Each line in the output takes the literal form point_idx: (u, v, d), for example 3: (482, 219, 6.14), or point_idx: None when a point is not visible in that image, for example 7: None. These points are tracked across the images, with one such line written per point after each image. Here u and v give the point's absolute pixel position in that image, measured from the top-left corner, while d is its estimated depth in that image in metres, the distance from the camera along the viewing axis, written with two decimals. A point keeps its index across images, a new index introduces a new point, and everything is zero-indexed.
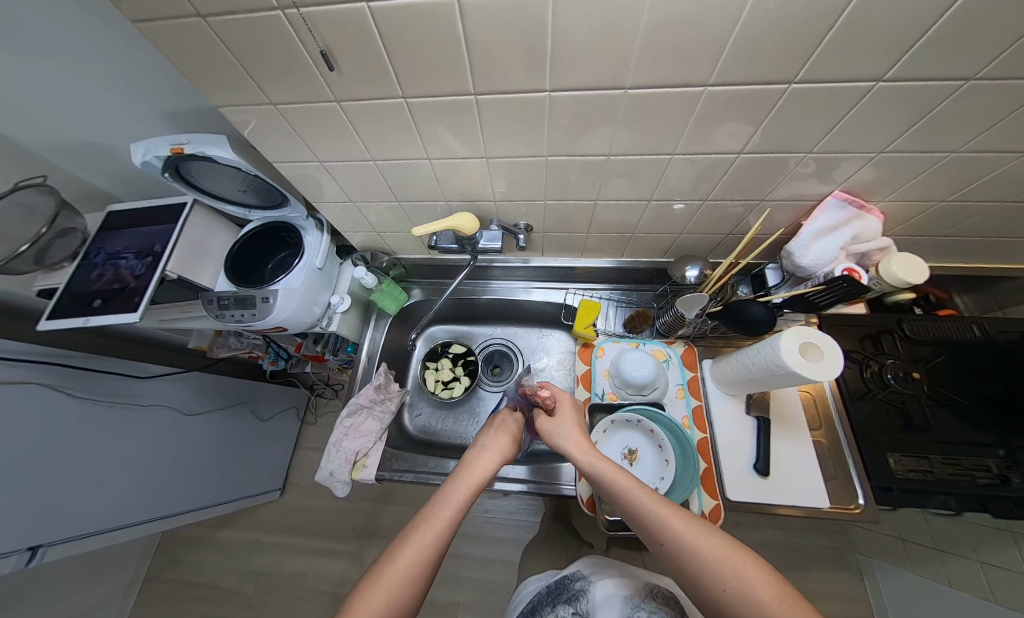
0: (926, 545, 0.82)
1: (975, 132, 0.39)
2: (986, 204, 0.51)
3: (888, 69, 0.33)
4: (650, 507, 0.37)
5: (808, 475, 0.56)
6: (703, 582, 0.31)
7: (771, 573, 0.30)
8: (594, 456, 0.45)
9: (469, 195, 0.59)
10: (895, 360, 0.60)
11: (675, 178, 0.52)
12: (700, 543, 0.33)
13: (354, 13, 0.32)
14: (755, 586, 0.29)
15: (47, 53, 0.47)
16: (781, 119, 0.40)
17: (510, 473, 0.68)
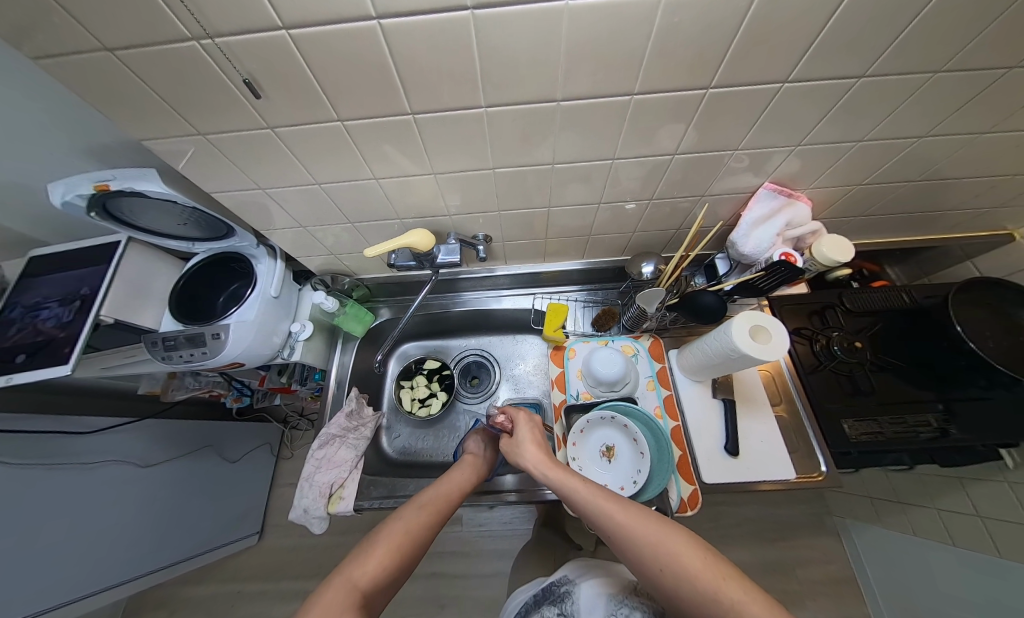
0: (890, 500, 0.88)
1: (873, 122, 0.44)
2: (896, 185, 0.57)
3: (790, 71, 0.36)
4: (597, 504, 0.42)
5: (774, 451, 0.59)
6: (646, 565, 0.36)
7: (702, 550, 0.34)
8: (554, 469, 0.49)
9: (423, 211, 0.59)
10: (839, 332, 0.65)
11: (621, 181, 0.54)
12: (640, 529, 0.37)
13: (275, 39, 0.31)
14: (686, 559, 0.34)
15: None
16: (707, 119, 0.43)
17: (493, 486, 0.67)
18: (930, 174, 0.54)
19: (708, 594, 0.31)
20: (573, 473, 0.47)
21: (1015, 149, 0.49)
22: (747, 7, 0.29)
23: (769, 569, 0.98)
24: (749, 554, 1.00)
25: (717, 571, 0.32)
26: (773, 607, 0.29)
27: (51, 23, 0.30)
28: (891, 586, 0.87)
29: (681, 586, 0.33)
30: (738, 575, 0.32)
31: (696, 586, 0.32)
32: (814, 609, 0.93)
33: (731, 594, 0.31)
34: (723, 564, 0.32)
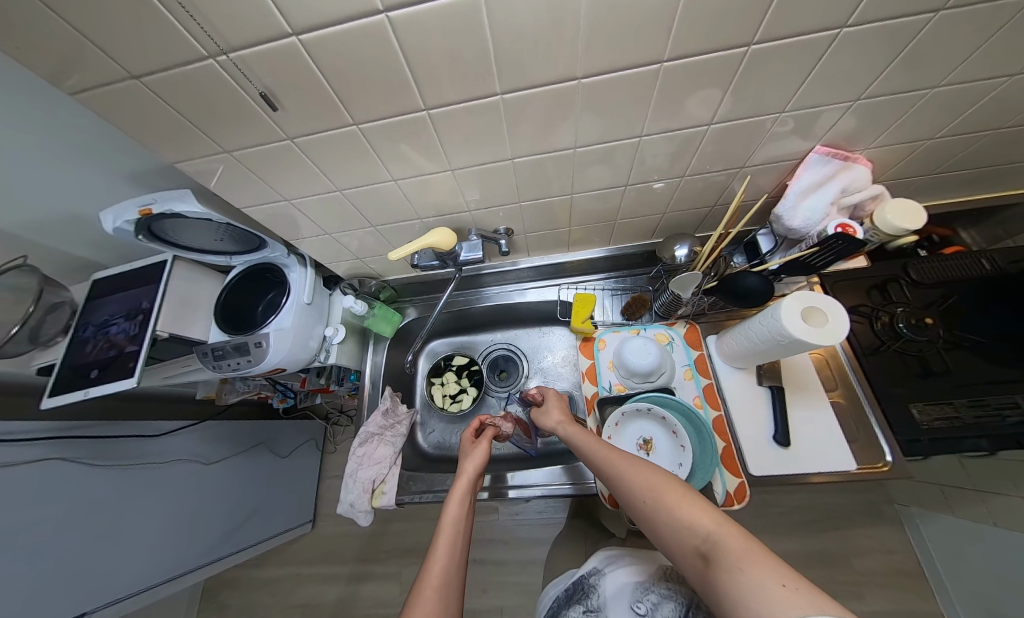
0: (965, 488, 0.80)
1: (953, 64, 0.37)
2: (978, 135, 0.49)
3: (851, 13, 0.31)
4: (600, 456, 0.44)
5: (832, 440, 0.54)
6: (636, 506, 0.37)
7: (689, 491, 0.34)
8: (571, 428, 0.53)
9: (443, 209, 0.58)
10: (904, 308, 0.58)
11: (649, 159, 0.50)
12: (629, 471, 0.38)
13: (285, 48, 0.31)
14: (667, 496, 0.34)
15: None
16: (748, 81, 0.38)
17: (529, 479, 0.68)
18: (1023, 118, 0.46)
19: (683, 523, 0.32)
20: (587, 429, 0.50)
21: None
22: None
23: (820, 559, 0.93)
24: (797, 543, 0.96)
25: (700, 508, 0.32)
26: (752, 540, 0.28)
27: (85, 58, 0.32)
28: (965, 578, 0.80)
29: (662, 520, 0.34)
30: (720, 511, 0.31)
31: (675, 519, 0.33)
32: (874, 601, 0.88)
33: (704, 523, 0.31)
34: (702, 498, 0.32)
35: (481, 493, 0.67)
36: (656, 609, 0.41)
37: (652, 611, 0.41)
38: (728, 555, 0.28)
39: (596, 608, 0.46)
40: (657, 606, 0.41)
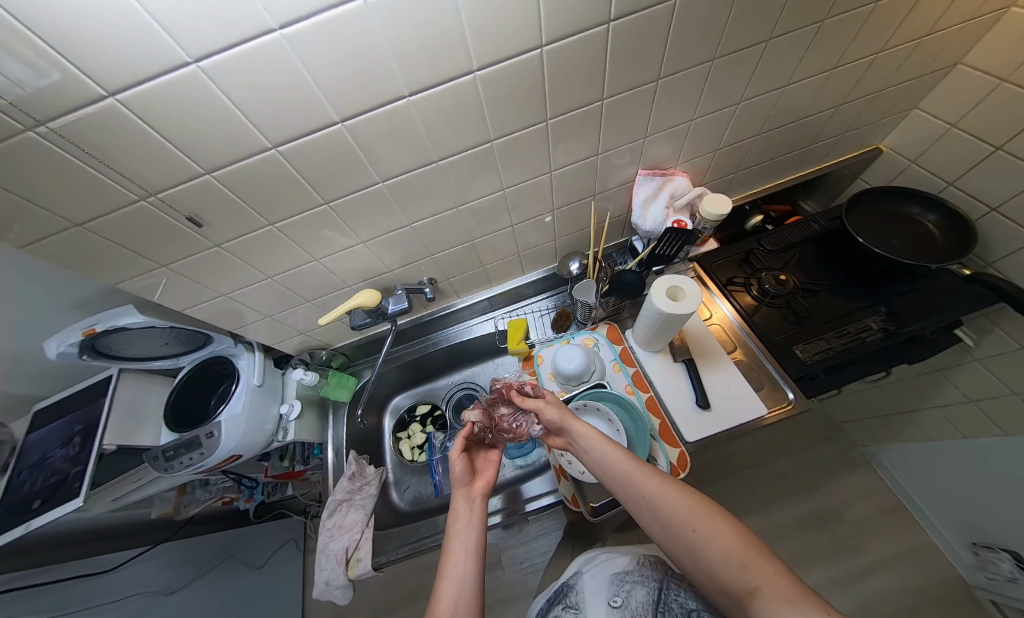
0: (897, 413, 0.89)
1: (692, 104, 0.54)
2: (753, 139, 0.66)
3: (602, 90, 0.46)
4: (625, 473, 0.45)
5: (741, 393, 0.61)
6: (675, 531, 0.40)
7: (726, 518, 0.39)
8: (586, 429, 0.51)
9: (368, 274, 0.67)
10: (766, 272, 0.71)
11: (524, 203, 0.63)
12: (676, 501, 0.41)
13: (203, 184, 0.42)
14: (717, 533, 0.38)
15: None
16: (562, 139, 0.52)
17: (533, 492, 0.70)
18: (769, 126, 0.63)
19: (729, 560, 0.36)
20: (604, 438, 0.49)
21: (831, 82, 0.58)
22: (541, 60, 0.40)
23: (811, 522, 0.96)
24: (790, 510, 0.98)
25: (745, 545, 0.36)
26: (802, 589, 0.32)
27: (34, 216, 0.40)
28: (935, 496, 0.86)
29: (703, 547, 0.38)
30: (766, 552, 0.35)
31: (721, 553, 0.37)
32: (875, 549, 0.91)
33: (756, 569, 0.35)
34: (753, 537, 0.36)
35: (495, 516, 0.67)
36: (631, 596, 0.45)
37: (628, 599, 0.45)
38: (779, 596, 0.32)
39: (575, 604, 0.48)
40: (631, 593, 0.45)
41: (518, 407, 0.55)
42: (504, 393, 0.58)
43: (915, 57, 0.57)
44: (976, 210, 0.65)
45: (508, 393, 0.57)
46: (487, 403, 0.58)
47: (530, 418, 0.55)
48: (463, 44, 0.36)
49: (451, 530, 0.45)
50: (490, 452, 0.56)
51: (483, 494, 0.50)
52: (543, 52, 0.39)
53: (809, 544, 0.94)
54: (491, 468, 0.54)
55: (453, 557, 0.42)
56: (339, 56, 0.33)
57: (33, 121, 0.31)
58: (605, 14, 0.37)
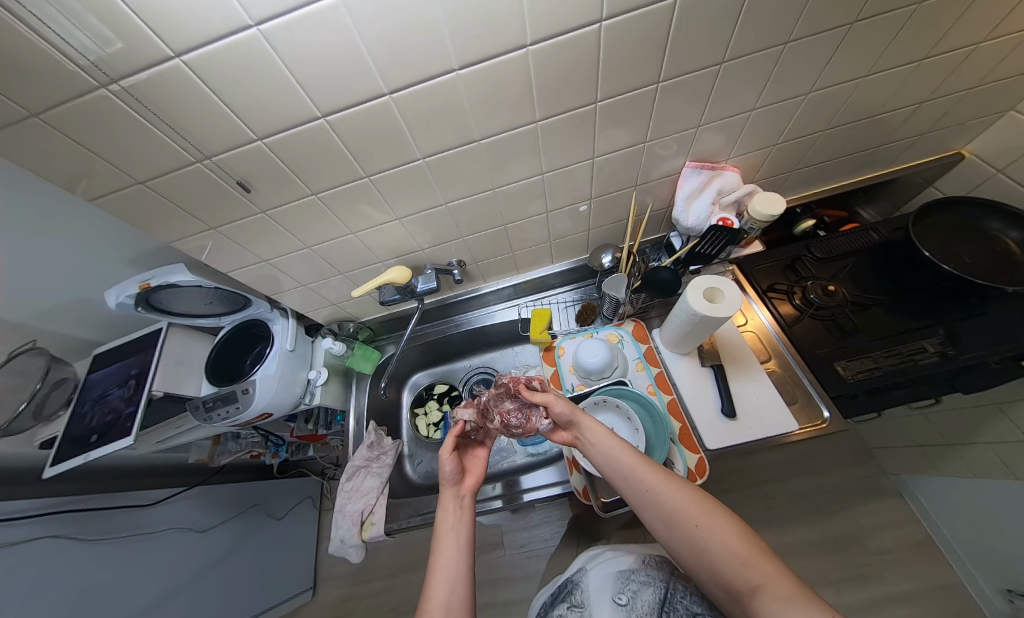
0: (940, 444, 0.83)
1: (756, 92, 0.50)
2: (816, 135, 0.60)
3: (658, 73, 0.44)
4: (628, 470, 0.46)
5: (772, 404, 0.59)
6: (677, 526, 0.40)
7: (730, 516, 0.39)
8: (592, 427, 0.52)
9: (401, 252, 0.68)
10: (812, 281, 0.66)
11: (561, 191, 0.61)
12: (677, 497, 0.41)
13: (255, 151, 0.43)
14: (720, 530, 0.38)
15: (9, 241, 0.55)
16: (610, 125, 0.50)
17: (536, 482, 0.70)
18: (837, 121, 0.58)
19: (731, 558, 0.36)
20: (610, 435, 0.50)
21: (918, 75, 0.52)
22: (598, 36, 0.38)
23: (825, 544, 0.93)
24: (804, 530, 0.95)
25: (749, 543, 0.36)
26: (805, 590, 0.31)
27: (105, 172, 0.42)
28: (971, 537, 0.81)
29: (706, 543, 0.38)
30: (770, 552, 0.35)
31: (723, 550, 0.37)
32: (893, 581, 0.87)
33: (760, 567, 0.34)
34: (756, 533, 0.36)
35: (495, 501, 0.68)
36: (637, 596, 0.45)
37: (633, 598, 0.45)
38: (780, 594, 0.32)
39: (581, 602, 0.48)
40: (637, 592, 0.45)
41: (528, 401, 0.54)
42: (510, 386, 0.55)
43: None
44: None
45: (514, 388, 0.54)
46: (491, 395, 0.55)
47: (534, 416, 0.53)
48: (520, 17, 0.34)
49: (440, 528, 0.46)
50: (478, 448, 0.57)
51: (473, 491, 0.51)
52: (603, 28, 0.37)
53: (821, 568, 0.91)
54: (481, 465, 0.54)
55: (444, 555, 0.43)
56: (394, 22, 0.32)
57: (107, 79, 0.32)
58: None
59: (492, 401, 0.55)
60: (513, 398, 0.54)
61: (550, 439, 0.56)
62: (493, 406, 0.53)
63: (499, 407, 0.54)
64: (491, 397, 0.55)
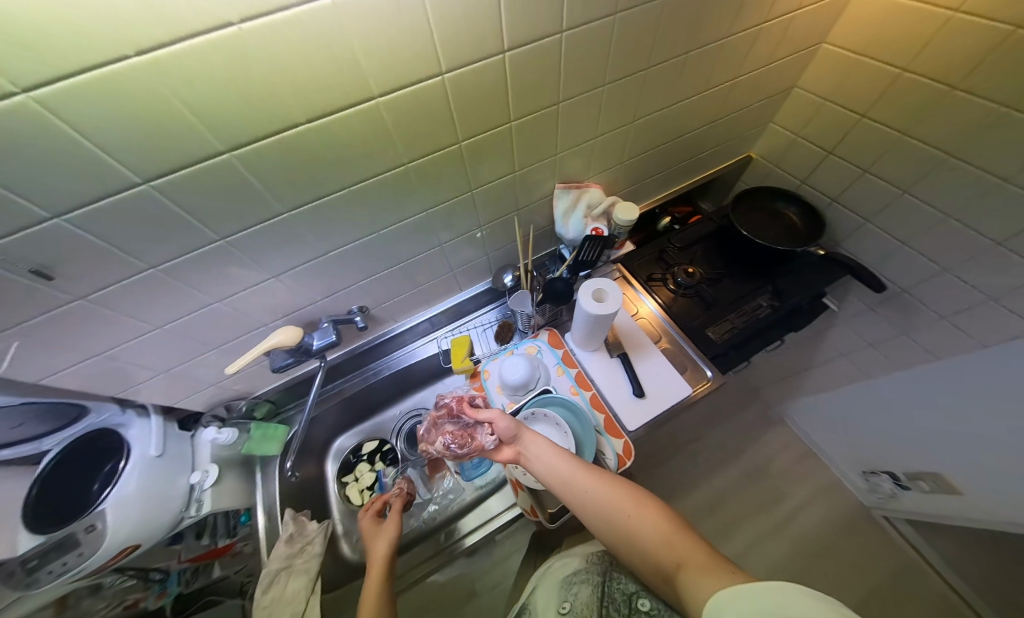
0: (794, 373, 1.06)
1: (592, 126, 0.59)
2: (650, 152, 0.74)
3: (508, 114, 0.50)
4: (570, 476, 0.50)
5: (671, 376, 0.67)
6: (614, 519, 0.44)
7: (658, 503, 0.44)
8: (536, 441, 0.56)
9: (288, 309, 0.61)
10: (678, 266, 0.80)
11: (449, 224, 0.64)
12: (612, 492, 0.46)
13: (47, 229, 0.34)
14: (648, 515, 0.42)
15: None
16: (477, 160, 0.54)
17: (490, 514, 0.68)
18: (661, 141, 0.72)
19: (659, 539, 0.40)
20: (554, 446, 0.54)
21: (706, 104, 0.68)
22: (444, 83, 0.41)
23: (746, 482, 1.09)
24: (729, 474, 1.10)
25: (673, 524, 0.41)
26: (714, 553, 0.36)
27: None
28: (832, 439, 1.04)
29: (639, 532, 0.42)
30: (689, 528, 0.40)
31: (653, 535, 0.41)
32: (794, 494, 1.07)
33: (681, 542, 0.39)
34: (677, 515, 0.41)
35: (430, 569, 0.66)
36: (577, 598, 0.46)
37: (574, 602, 0.46)
38: (699, 562, 0.35)
39: None
40: (577, 594, 0.47)
41: (471, 418, 0.59)
42: (457, 408, 0.62)
43: (767, 79, 0.69)
44: (817, 203, 0.82)
45: (460, 408, 0.61)
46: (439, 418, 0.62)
47: (475, 434, 0.59)
48: (359, 72, 0.35)
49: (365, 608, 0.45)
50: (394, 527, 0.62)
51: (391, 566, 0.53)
52: (446, 79, 0.41)
53: (749, 502, 1.07)
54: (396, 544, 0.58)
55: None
56: (217, 88, 0.30)
57: None
58: (499, 45, 0.40)
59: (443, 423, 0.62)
60: (461, 418, 0.61)
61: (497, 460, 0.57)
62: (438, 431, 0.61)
63: (448, 429, 0.61)
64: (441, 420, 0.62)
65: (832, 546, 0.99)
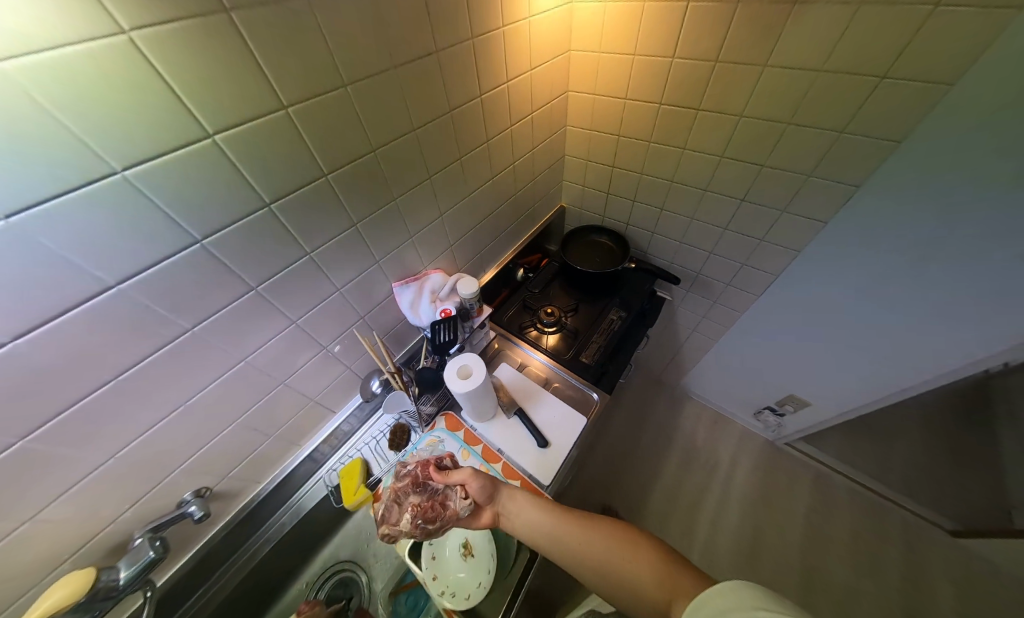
0: (673, 356, 1.24)
1: (402, 228, 0.60)
2: (474, 228, 0.78)
3: (303, 245, 0.46)
4: (554, 526, 0.46)
5: (565, 413, 0.70)
6: (605, 569, 0.41)
7: (648, 540, 0.43)
8: (518, 496, 0.51)
9: (66, 552, 0.43)
10: (541, 309, 0.88)
11: (281, 362, 0.54)
12: (601, 540, 0.43)
13: None
14: (639, 555, 0.40)
15: None
16: (289, 293, 0.48)
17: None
18: (478, 216, 0.77)
19: (655, 582, 0.37)
20: (535, 498, 0.50)
21: (503, 180, 0.77)
22: (204, 243, 0.36)
23: (683, 464, 1.19)
24: (668, 465, 1.19)
25: (666, 560, 0.39)
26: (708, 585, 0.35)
27: None
28: (721, 396, 1.23)
29: (632, 579, 0.38)
30: (681, 562, 0.39)
31: (649, 579, 0.38)
32: (721, 454, 1.20)
33: (676, 581, 0.37)
34: (666, 549, 0.40)
35: None
36: None
37: None
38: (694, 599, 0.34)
39: None
40: None
41: (442, 483, 0.51)
42: (422, 476, 0.53)
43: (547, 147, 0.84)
44: (619, 229, 1.00)
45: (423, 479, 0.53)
46: (397, 493, 0.53)
47: (444, 501, 0.51)
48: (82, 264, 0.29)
49: None
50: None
51: None
52: (206, 242, 0.36)
53: (696, 480, 1.16)
54: None
55: None
56: None
57: None
58: (260, 197, 0.39)
59: (405, 496, 0.52)
60: (423, 488, 0.53)
61: (473, 528, 0.50)
62: (399, 507, 0.51)
63: (411, 500, 0.51)
64: (399, 496, 0.52)
65: (766, 485, 1.14)
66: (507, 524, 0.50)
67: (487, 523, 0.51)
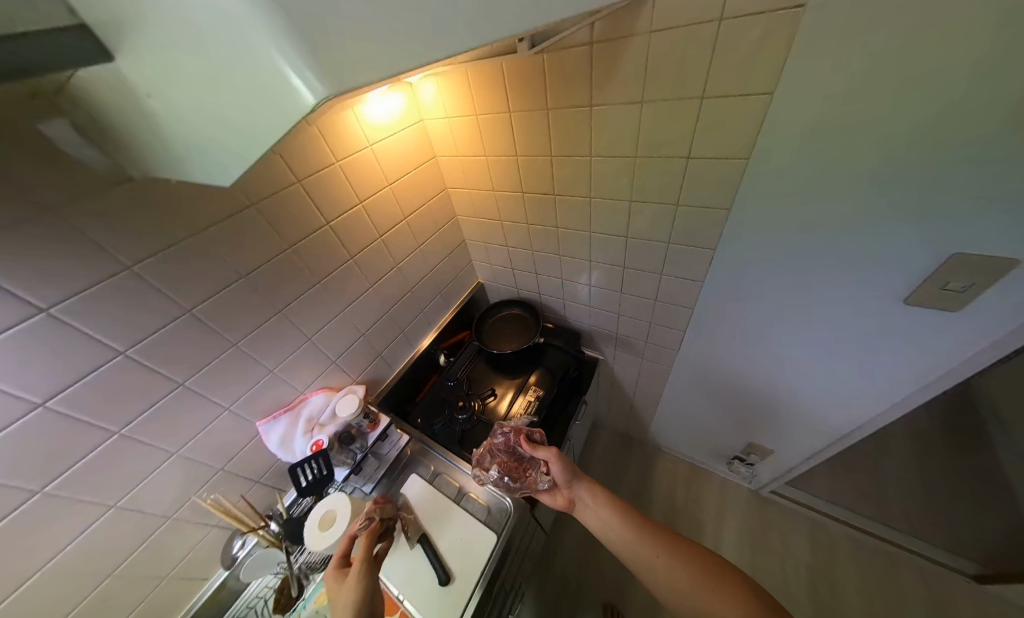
0: (628, 410, 1.17)
1: (259, 364, 0.56)
2: (366, 336, 0.74)
3: (108, 426, 0.41)
4: (634, 540, 0.52)
5: (477, 531, 0.59)
6: (695, 591, 0.45)
7: (743, 578, 0.45)
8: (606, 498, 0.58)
9: None
10: (456, 401, 0.82)
11: (101, 553, 0.45)
12: (688, 571, 0.47)
13: None
14: (731, 592, 0.44)
15: None
16: (99, 478, 0.42)
17: None
18: (365, 324, 0.73)
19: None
20: (619, 503, 0.57)
21: (390, 283, 0.76)
22: None
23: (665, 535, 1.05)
24: None
25: (764, 603, 0.42)
26: None
27: None
28: (687, 447, 1.14)
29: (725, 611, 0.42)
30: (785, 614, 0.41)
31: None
32: (704, 514, 1.08)
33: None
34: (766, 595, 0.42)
35: None
36: None
37: None
38: None
39: None
40: None
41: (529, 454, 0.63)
42: (514, 439, 0.65)
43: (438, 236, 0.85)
44: (534, 301, 1.00)
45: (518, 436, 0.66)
46: (490, 449, 0.65)
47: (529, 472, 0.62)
48: None
49: None
50: None
51: None
52: None
53: None
54: None
55: None
56: None
57: None
58: (31, 400, 0.34)
59: (500, 450, 0.65)
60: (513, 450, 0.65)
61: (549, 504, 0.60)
62: (495, 452, 0.65)
63: (501, 456, 0.65)
64: (490, 453, 0.65)
65: (759, 546, 1.00)
66: (585, 518, 0.58)
67: (562, 503, 0.60)
